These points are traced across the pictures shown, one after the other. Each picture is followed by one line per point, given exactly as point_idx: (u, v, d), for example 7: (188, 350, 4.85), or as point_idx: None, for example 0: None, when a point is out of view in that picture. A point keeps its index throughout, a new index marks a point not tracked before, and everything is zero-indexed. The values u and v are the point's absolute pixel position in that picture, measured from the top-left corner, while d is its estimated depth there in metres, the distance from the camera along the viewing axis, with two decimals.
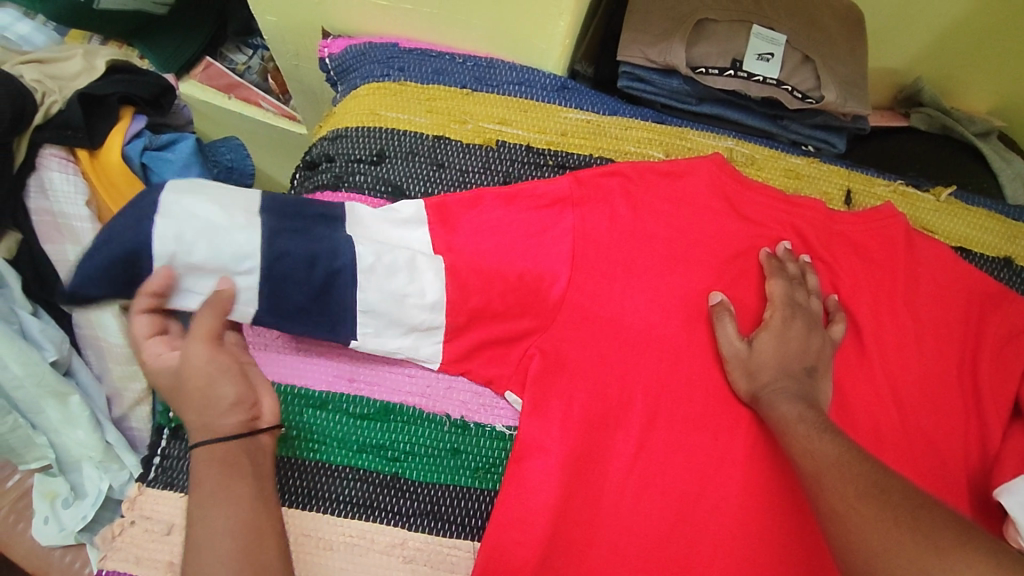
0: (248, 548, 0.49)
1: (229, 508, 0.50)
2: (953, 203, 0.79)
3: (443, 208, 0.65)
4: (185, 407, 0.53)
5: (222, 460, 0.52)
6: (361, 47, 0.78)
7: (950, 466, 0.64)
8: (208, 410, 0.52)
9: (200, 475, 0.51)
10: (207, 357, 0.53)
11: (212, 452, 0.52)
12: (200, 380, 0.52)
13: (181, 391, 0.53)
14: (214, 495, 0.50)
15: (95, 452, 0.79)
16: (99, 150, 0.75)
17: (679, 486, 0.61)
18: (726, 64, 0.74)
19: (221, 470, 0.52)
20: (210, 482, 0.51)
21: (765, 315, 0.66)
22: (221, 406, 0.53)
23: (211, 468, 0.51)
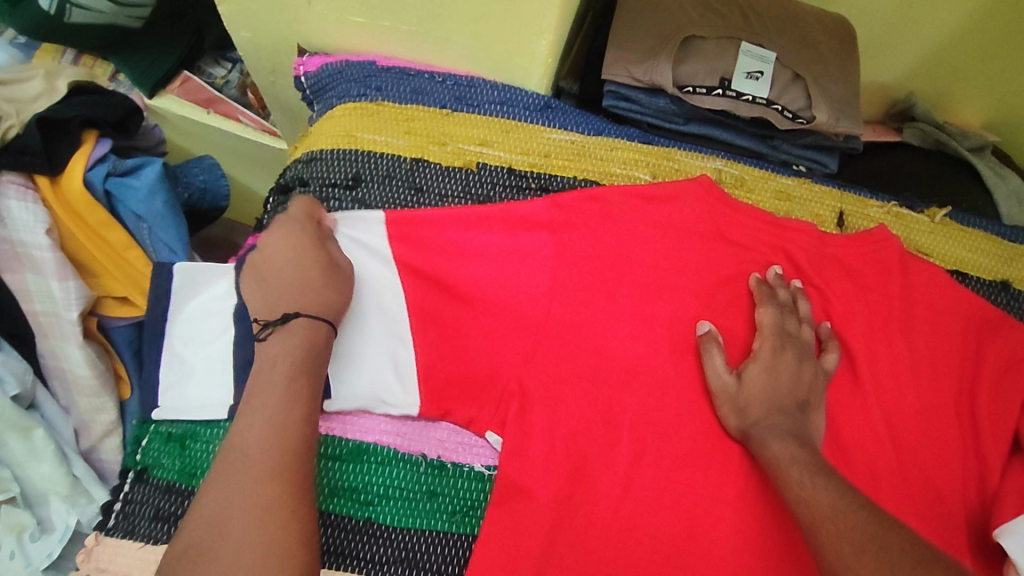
0: (284, 425, 0.49)
1: (287, 382, 0.51)
2: (947, 224, 0.77)
3: (402, 223, 0.65)
4: (272, 292, 0.57)
5: (301, 343, 0.54)
6: (337, 65, 0.75)
7: (948, 502, 0.62)
8: (303, 290, 0.56)
9: (265, 349, 0.54)
10: (314, 259, 0.58)
11: (298, 329, 0.54)
12: (300, 266, 0.57)
13: (274, 270, 0.57)
14: (268, 372, 0.52)
15: (61, 486, 0.76)
16: (62, 177, 0.72)
17: (666, 529, 0.58)
18: (714, 83, 0.72)
19: (297, 349, 0.53)
20: (273, 359, 0.53)
21: (754, 346, 0.63)
22: (318, 290, 0.57)
23: (285, 343, 0.54)
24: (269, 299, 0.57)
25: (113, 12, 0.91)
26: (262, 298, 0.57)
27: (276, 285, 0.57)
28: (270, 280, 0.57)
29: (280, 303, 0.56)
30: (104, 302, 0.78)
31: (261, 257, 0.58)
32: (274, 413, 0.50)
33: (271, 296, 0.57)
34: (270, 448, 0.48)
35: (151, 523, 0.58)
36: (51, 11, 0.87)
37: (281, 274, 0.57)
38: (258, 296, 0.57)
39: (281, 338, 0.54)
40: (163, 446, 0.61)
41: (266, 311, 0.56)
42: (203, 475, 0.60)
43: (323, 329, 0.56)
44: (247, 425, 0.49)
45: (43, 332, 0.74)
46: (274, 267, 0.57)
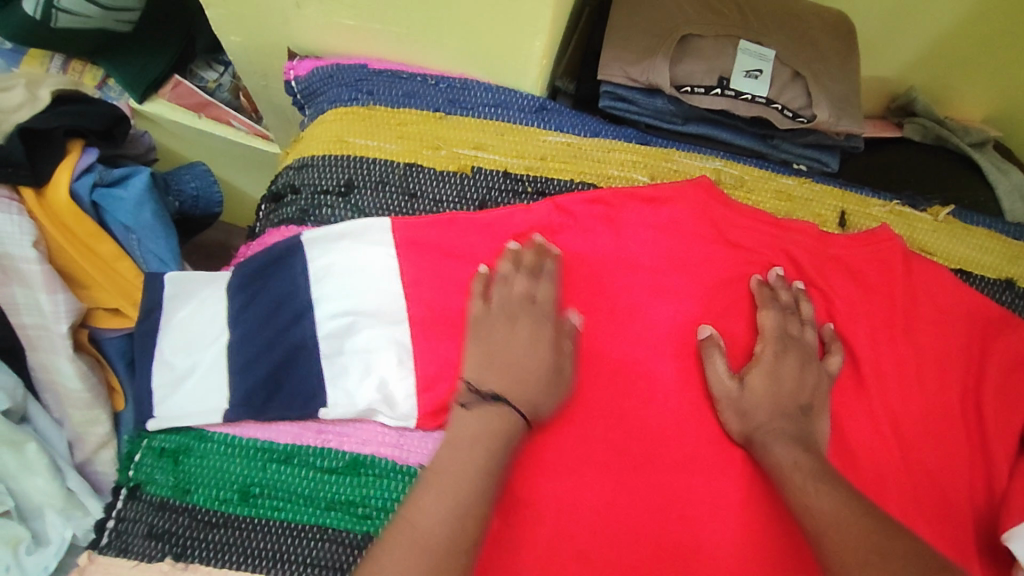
0: (461, 515, 0.49)
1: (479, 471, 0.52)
2: (950, 222, 0.76)
3: (409, 228, 0.63)
4: (486, 366, 0.58)
5: (496, 432, 0.54)
6: (329, 69, 0.74)
7: (956, 506, 0.61)
8: (528, 381, 0.57)
9: (471, 432, 0.54)
10: (547, 348, 0.58)
11: (501, 417, 0.55)
12: (528, 360, 0.58)
13: (500, 347, 0.58)
14: (463, 449, 0.53)
15: (56, 499, 0.74)
16: (47, 188, 0.71)
17: (669, 538, 0.57)
18: (713, 82, 0.71)
19: (493, 440, 0.54)
20: (462, 435, 0.54)
21: (756, 350, 0.62)
22: (536, 383, 0.57)
23: (484, 428, 0.54)
24: (488, 372, 0.57)
25: (101, 17, 0.89)
26: (484, 369, 0.57)
27: (499, 360, 0.58)
28: (495, 357, 0.58)
29: (493, 384, 0.57)
30: (97, 313, 0.77)
31: (488, 329, 0.59)
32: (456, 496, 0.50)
33: (488, 369, 0.57)
34: (439, 531, 0.48)
35: (145, 541, 0.57)
36: (38, 17, 0.86)
37: (507, 355, 0.58)
38: (477, 363, 0.58)
39: (491, 428, 0.54)
40: (156, 461, 0.60)
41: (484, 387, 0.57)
42: (197, 491, 0.59)
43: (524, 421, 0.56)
44: (430, 503, 0.49)
45: (32, 345, 0.72)
46: (501, 347, 0.58)
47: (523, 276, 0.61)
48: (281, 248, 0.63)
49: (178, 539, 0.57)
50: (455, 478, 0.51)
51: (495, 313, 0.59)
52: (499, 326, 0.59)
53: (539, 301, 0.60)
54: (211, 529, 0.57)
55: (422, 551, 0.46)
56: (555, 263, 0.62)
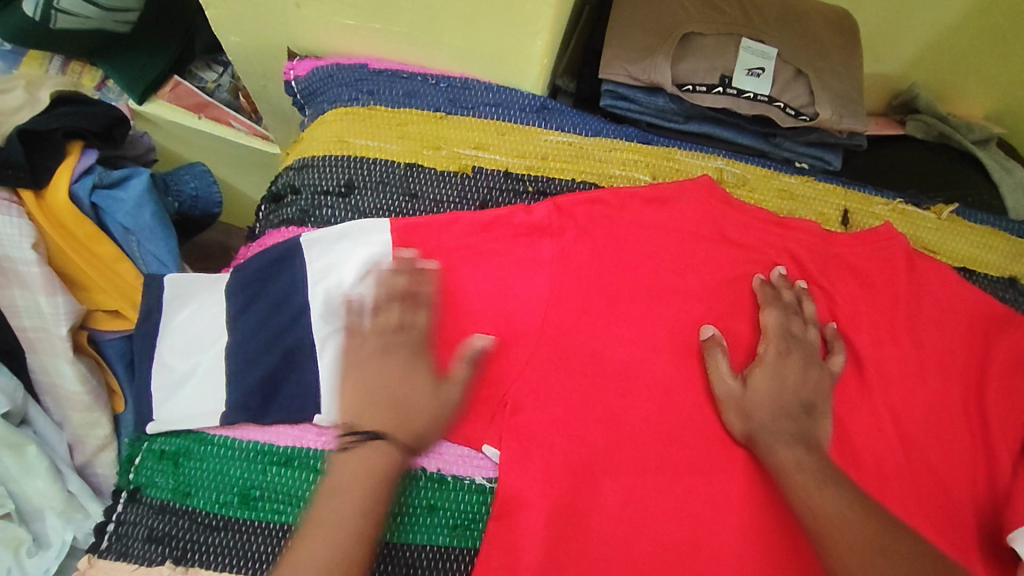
0: (340, 561, 0.50)
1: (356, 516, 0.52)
2: (953, 220, 0.76)
3: (407, 232, 0.62)
4: (374, 400, 0.56)
5: (372, 472, 0.54)
6: (328, 68, 0.73)
7: (959, 506, 0.61)
8: (410, 416, 0.56)
9: (349, 471, 0.53)
10: (427, 384, 0.57)
11: (377, 454, 0.54)
12: (395, 393, 0.57)
13: (376, 381, 0.57)
14: (341, 494, 0.52)
15: (56, 502, 0.74)
16: (46, 192, 0.71)
17: (672, 539, 0.57)
18: (715, 80, 0.70)
19: (370, 481, 0.53)
20: (344, 477, 0.53)
21: (759, 350, 0.62)
22: (416, 415, 0.56)
23: (360, 469, 0.54)
24: (364, 406, 0.56)
25: (100, 18, 0.89)
26: (355, 404, 0.56)
27: (375, 393, 0.56)
28: (370, 390, 0.57)
29: (377, 421, 0.55)
30: (95, 315, 0.76)
31: (369, 362, 0.57)
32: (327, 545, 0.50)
33: (363, 403, 0.56)
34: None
35: (145, 544, 0.57)
36: (36, 18, 0.85)
37: (386, 388, 0.57)
38: (351, 397, 0.57)
39: (364, 467, 0.54)
40: (157, 464, 0.60)
41: (358, 423, 0.56)
42: (197, 494, 0.58)
43: (406, 456, 0.56)
44: (302, 554, 0.49)
45: (32, 347, 0.72)
46: (376, 378, 0.57)
47: (393, 308, 0.59)
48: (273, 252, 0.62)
49: (177, 543, 0.56)
50: (331, 526, 0.51)
51: (374, 346, 0.58)
52: (377, 358, 0.57)
53: (415, 330, 0.59)
54: (211, 532, 0.57)
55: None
56: (429, 287, 0.60)
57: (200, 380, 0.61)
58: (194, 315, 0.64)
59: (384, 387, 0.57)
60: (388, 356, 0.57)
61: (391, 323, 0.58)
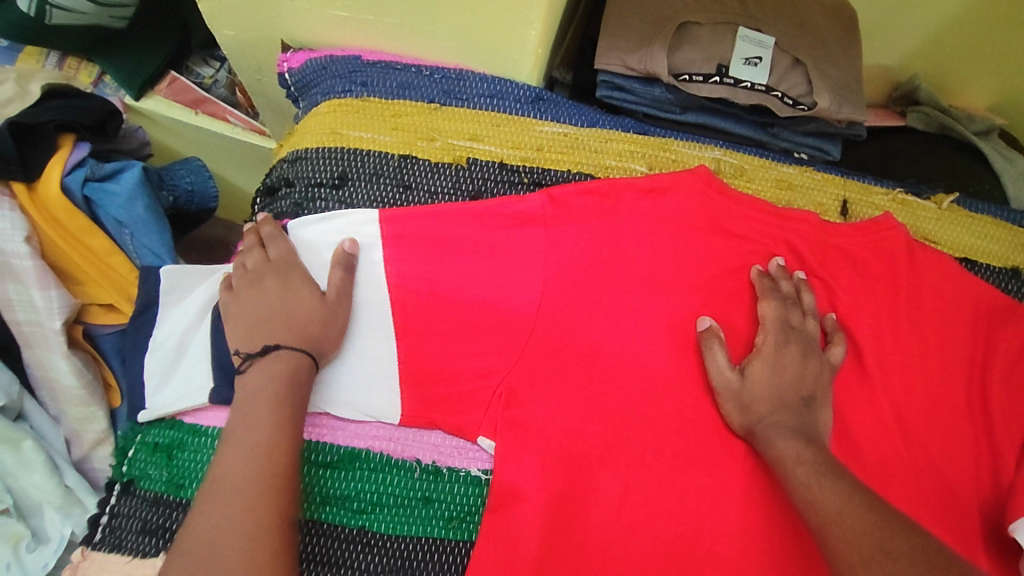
0: (259, 463, 0.49)
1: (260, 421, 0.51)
2: (955, 210, 0.75)
3: (396, 221, 0.62)
4: (256, 325, 0.56)
5: (278, 374, 0.53)
6: (322, 60, 0.73)
7: (961, 497, 0.60)
8: (291, 322, 0.56)
9: (246, 383, 0.53)
10: (308, 295, 0.57)
11: (276, 359, 0.54)
12: (285, 307, 0.56)
13: (261, 306, 0.56)
14: (250, 402, 0.52)
15: (54, 497, 0.74)
16: (38, 183, 0.70)
17: (670, 532, 0.56)
18: (712, 70, 0.69)
19: (275, 382, 0.53)
20: (247, 392, 0.53)
21: (757, 341, 0.61)
22: (308, 324, 0.56)
23: (265, 375, 0.53)
24: (249, 332, 0.56)
25: (96, 13, 0.88)
26: (242, 333, 0.56)
27: (259, 317, 0.56)
28: (251, 317, 0.56)
29: (263, 335, 0.55)
30: (90, 310, 0.77)
31: (241, 300, 0.58)
32: (253, 445, 0.50)
33: (248, 330, 0.56)
34: (251, 494, 0.48)
35: (138, 537, 0.56)
36: (31, 13, 0.85)
37: (264, 308, 0.56)
38: (236, 332, 0.57)
39: (257, 373, 0.53)
40: (150, 456, 0.60)
41: (245, 345, 0.55)
42: (190, 486, 0.58)
43: (308, 356, 0.55)
44: (228, 463, 0.49)
45: (27, 342, 0.72)
46: (255, 302, 0.57)
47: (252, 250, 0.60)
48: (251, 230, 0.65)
49: (172, 535, 0.56)
50: (247, 431, 0.50)
51: (239, 287, 0.58)
52: (248, 291, 0.58)
53: (275, 260, 0.59)
54: None
55: (244, 504, 0.47)
56: (274, 227, 0.61)
57: (190, 370, 0.61)
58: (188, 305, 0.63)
59: (263, 307, 0.56)
60: (264, 284, 0.58)
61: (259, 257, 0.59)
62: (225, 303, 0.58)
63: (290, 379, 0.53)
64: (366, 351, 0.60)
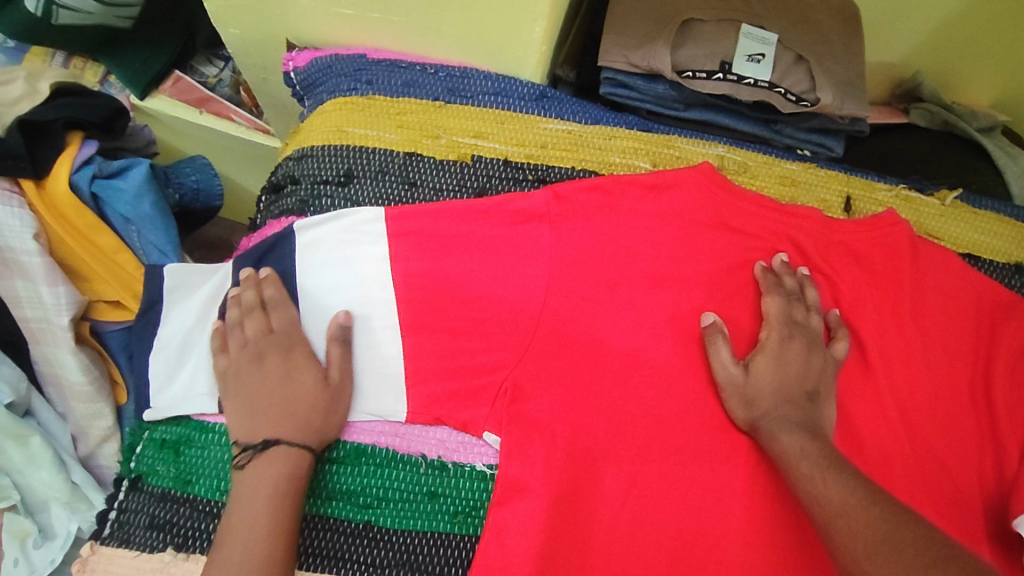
0: (254, 573, 0.49)
1: (255, 525, 0.51)
2: (958, 206, 0.75)
3: (402, 219, 0.62)
4: (258, 414, 0.57)
5: (279, 475, 0.54)
6: (326, 59, 0.73)
7: (964, 492, 0.60)
8: (291, 414, 0.56)
9: (245, 477, 0.54)
10: (311, 381, 0.57)
11: (278, 457, 0.54)
12: (287, 391, 0.57)
13: (263, 392, 0.57)
14: (247, 507, 0.52)
15: (60, 493, 0.74)
16: (47, 180, 0.71)
17: (674, 526, 0.56)
18: (715, 66, 0.70)
19: (275, 483, 0.53)
20: (246, 491, 0.53)
21: (761, 336, 0.61)
22: (309, 413, 0.57)
23: (264, 476, 0.54)
24: (250, 420, 0.57)
25: (101, 13, 0.89)
26: (244, 419, 0.57)
27: (260, 403, 0.57)
28: (253, 403, 0.57)
29: (263, 424, 0.56)
30: (96, 306, 0.77)
31: (243, 376, 0.58)
32: (245, 558, 0.50)
33: (250, 417, 0.57)
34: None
35: (146, 532, 0.57)
36: (38, 13, 0.85)
37: (267, 391, 0.57)
38: (236, 413, 0.57)
39: (257, 471, 0.54)
40: (157, 453, 0.60)
41: (246, 429, 0.56)
42: (198, 481, 0.59)
43: (309, 453, 0.56)
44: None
45: (35, 339, 0.73)
46: (258, 385, 0.57)
47: (257, 313, 0.59)
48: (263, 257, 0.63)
49: (178, 531, 0.57)
50: (240, 541, 0.51)
51: (241, 363, 0.58)
52: (251, 366, 0.58)
53: (277, 334, 0.59)
54: (211, 519, 0.57)
55: None
56: (277, 289, 0.60)
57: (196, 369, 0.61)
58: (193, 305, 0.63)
59: (265, 393, 0.57)
60: (266, 363, 0.58)
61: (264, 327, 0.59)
62: (228, 376, 0.59)
63: (289, 480, 0.54)
64: (372, 347, 0.61)
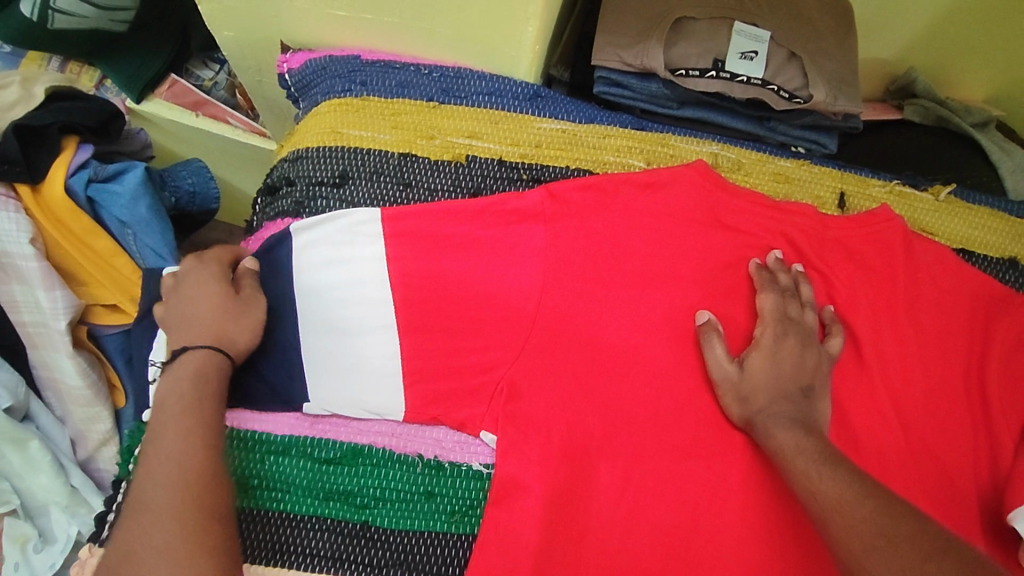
0: (178, 463, 0.48)
1: (182, 418, 0.51)
2: (952, 201, 0.75)
3: (398, 220, 0.63)
4: (176, 331, 0.57)
5: (189, 373, 0.53)
6: (321, 60, 0.73)
7: (958, 486, 0.60)
8: (199, 322, 0.56)
9: (162, 387, 0.53)
10: (219, 293, 0.58)
11: (190, 360, 0.54)
12: (196, 302, 0.57)
13: (178, 310, 0.57)
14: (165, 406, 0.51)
15: (60, 497, 0.75)
16: (42, 184, 0.71)
17: (670, 523, 0.57)
18: (707, 64, 0.70)
19: (185, 381, 0.53)
20: (163, 397, 0.52)
21: (756, 333, 0.61)
22: (218, 319, 0.57)
23: (175, 377, 0.53)
24: (172, 341, 0.57)
25: (97, 17, 0.89)
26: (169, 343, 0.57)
27: (178, 321, 0.57)
28: (173, 324, 0.58)
29: (173, 338, 0.56)
30: (93, 310, 0.77)
31: (166, 308, 0.59)
32: (169, 451, 0.49)
33: (172, 339, 0.57)
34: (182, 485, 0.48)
35: None
36: (34, 18, 0.86)
37: (180, 312, 0.58)
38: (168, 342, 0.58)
39: (169, 376, 0.54)
40: None
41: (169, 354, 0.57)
42: None
43: (217, 355, 0.55)
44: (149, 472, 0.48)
45: (33, 343, 0.73)
46: (175, 305, 0.58)
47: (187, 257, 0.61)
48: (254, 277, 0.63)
49: None
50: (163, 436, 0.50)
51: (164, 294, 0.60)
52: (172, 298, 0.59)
53: (197, 262, 0.60)
54: None
55: (163, 518, 0.46)
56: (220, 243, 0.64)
57: None
58: None
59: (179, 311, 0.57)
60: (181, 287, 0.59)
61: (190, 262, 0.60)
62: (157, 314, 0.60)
63: (197, 376, 0.53)
64: (370, 348, 0.61)
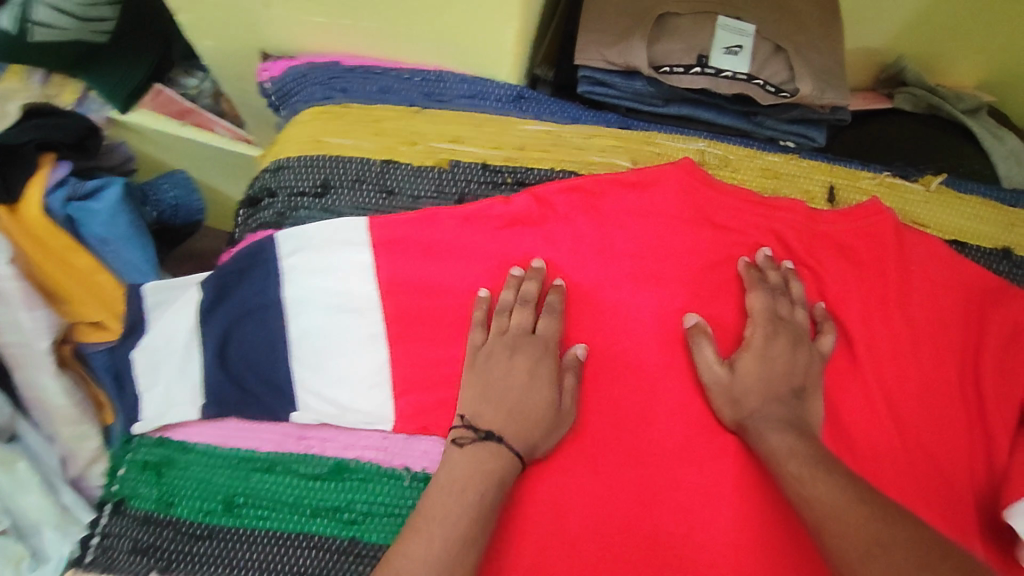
0: (444, 549, 0.47)
1: (460, 505, 0.50)
2: (943, 192, 0.74)
3: (387, 227, 0.62)
4: (486, 401, 0.55)
5: (490, 472, 0.52)
6: (302, 68, 0.73)
7: (954, 483, 0.60)
8: (520, 416, 0.55)
9: (462, 464, 0.52)
10: (547, 384, 0.56)
11: (496, 457, 0.53)
12: (524, 393, 0.55)
13: (497, 386, 0.56)
14: (455, 486, 0.51)
15: (52, 516, 0.73)
16: (18, 204, 0.71)
17: (661, 530, 0.56)
18: (692, 60, 0.69)
19: (487, 479, 0.52)
20: (455, 473, 0.52)
21: (746, 334, 0.60)
22: (532, 422, 0.55)
23: (475, 464, 0.52)
24: (481, 406, 0.55)
25: (77, 28, 0.89)
26: (478, 410, 0.55)
27: (493, 398, 0.55)
28: (492, 399, 0.55)
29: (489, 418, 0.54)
30: (80, 328, 0.76)
31: (489, 365, 0.57)
32: (445, 534, 0.48)
33: (483, 408, 0.55)
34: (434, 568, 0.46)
35: (129, 556, 0.58)
36: (13, 31, 0.85)
37: (503, 390, 0.56)
38: (471, 397, 0.56)
39: (475, 456, 0.53)
40: (139, 475, 0.61)
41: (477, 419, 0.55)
42: (180, 503, 0.59)
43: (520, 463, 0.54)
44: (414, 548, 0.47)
45: (16, 362, 0.72)
46: (493, 380, 0.56)
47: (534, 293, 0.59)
48: (235, 271, 0.62)
49: (161, 552, 0.58)
50: (443, 515, 0.49)
51: (495, 345, 0.58)
52: (497, 359, 0.57)
53: (540, 334, 0.58)
54: (197, 542, 0.58)
55: None
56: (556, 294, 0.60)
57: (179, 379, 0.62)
58: (171, 317, 0.63)
59: (508, 388, 0.56)
60: (520, 351, 0.57)
61: (524, 310, 0.59)
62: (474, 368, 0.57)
63: (500, 477, 0.52)
64: (355, 357, 0.60)
